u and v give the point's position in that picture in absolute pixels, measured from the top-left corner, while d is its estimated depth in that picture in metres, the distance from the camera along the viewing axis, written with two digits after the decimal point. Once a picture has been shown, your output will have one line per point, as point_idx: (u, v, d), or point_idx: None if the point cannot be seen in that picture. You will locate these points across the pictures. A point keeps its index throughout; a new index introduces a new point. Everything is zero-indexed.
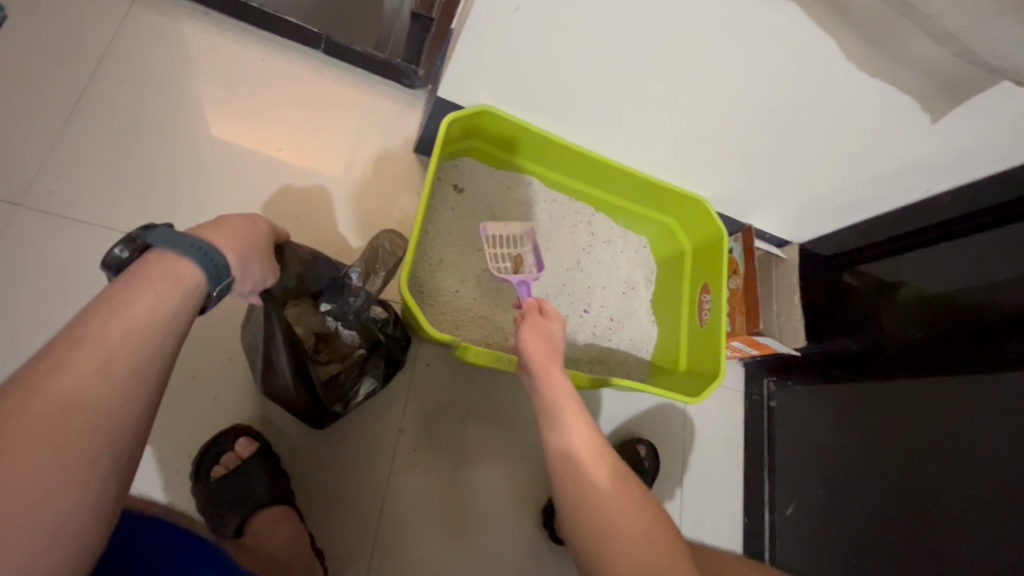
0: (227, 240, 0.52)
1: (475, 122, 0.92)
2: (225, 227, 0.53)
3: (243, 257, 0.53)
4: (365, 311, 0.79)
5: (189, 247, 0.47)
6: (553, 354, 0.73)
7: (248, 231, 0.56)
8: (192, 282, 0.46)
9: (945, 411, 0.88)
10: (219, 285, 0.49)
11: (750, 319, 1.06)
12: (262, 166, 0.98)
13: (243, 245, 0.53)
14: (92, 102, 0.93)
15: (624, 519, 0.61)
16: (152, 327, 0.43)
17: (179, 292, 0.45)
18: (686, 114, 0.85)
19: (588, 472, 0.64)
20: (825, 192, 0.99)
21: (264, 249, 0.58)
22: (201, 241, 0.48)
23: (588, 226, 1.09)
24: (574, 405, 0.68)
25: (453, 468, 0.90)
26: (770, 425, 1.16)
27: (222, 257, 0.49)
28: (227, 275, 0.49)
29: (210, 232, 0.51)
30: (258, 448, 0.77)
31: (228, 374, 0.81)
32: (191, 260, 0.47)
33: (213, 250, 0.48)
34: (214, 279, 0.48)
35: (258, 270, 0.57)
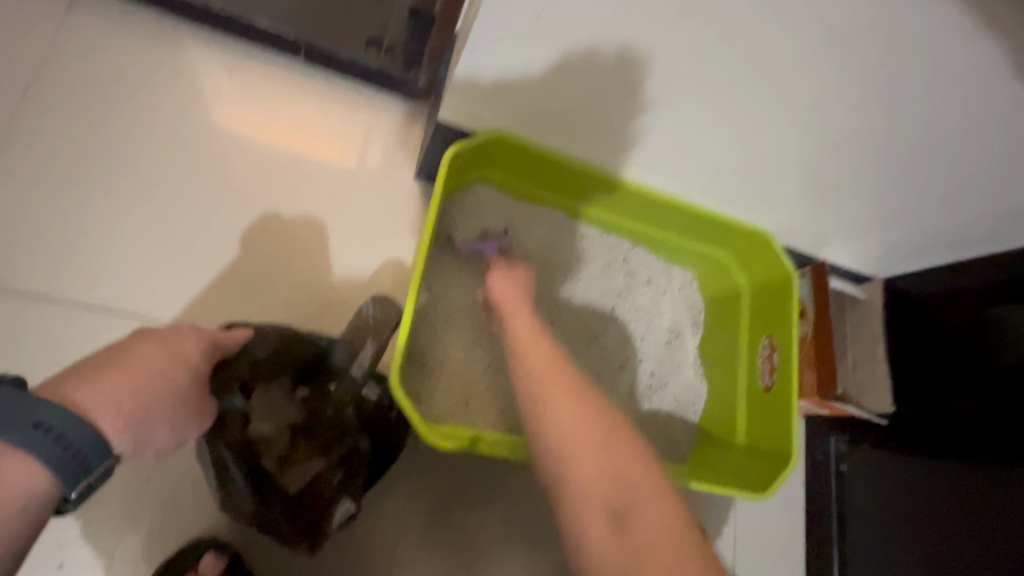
0: (111, 403, 0.39)
1: (486, 148, 0.74)
2: (121, 374, 0.41)
3: (140, 420, 0.41)
4: (349, 399, 0.64)
5: (36, 435, 0.35)
6: (523, 300, 0.69)
7: (160, 372, 0.43)
8: (30, 489, 0.35)
9: None
10: (79, 484, 0.37)
11: (827, 379, 0.87)
12: (232, 202, 0.82)
13: (140, 403, 0.41)
14: (33, 135, 0.79)
15: (577, 420, 0.50)
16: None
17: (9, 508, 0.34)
18: (759, 131, 0.66)
19: (549, 385, 0.53)
20: (926, 225, 0.79)
21: (187, 388, 0.46)
22: (55, 422, 0.35)
23: (624, 264, 0.90)
24: (534, 333, 0.62)
25: (461, 569, 0.75)
26: (839, 493, 0.95)
27: (87, 445, 0.36)
28: (95, 467, 0.37)
29: (88, 390, 0.39)
30: (226, 567, 0.64)
31: (187, 473, 0.67)
32: (30, 456, 0.35)
33: (74, 431, 0.36)
34: (74, 475, 0.36)
35: (170, 429, 0.44)
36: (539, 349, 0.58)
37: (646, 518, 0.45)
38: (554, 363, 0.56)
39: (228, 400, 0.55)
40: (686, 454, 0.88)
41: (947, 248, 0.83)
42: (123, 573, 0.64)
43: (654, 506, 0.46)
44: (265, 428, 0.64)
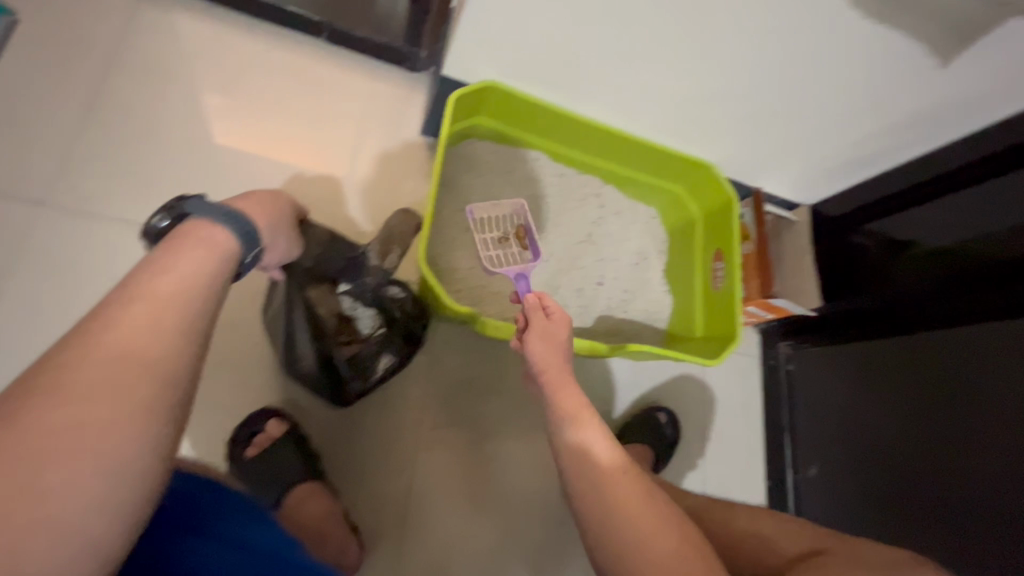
0: (256, 212, 0.52)
1: (479, 100, 0.93)
2: (253, 198, 0.54)
3: (272, 227, 0.53)
4: (382, 288, 0.82)
5: (221, 215, 0.47)
6: (563, 359, 0.69)
7: (276, 204, 0.56)
8: (227, 246, 0.47)
9: (965, 370, 0.89)
10: (252, 252, 0.49)
11: (765, 284, 1.06)
12: (274, 157, 1.00)
13: (272, 216, 0.54)
14: (107, 100, 0.95)
15: (658, 535, 0.55)
16: (193, 284, 0.43)
17: (218, 254, 0.46)
18: (690, 78, 0.85)
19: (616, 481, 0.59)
20: (833, 150, 0.98)
21: (290, 222, 0.59)
22: (233, 209, 0.48)
23: (597, 199, 1.09)
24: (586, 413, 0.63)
25: (478, 441, 0.92)
26: (788, 387, 1.16)
27: (253, 225, 0.49)
28: (257, 242, 0.50)
29: (237, 202, 0.52)
30: (289, 428, 0.79)
31: (254, 357, 0.83)
32: (225, 227, 0.47)
33: (247, 217, 0.49)
34: (248, 246, 0.49)
35: (284, 243, 0.57)
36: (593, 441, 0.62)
37: None
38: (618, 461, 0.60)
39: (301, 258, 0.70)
40: None
41: (850, 172, 1.03)
42: (207, 434, 0.79)
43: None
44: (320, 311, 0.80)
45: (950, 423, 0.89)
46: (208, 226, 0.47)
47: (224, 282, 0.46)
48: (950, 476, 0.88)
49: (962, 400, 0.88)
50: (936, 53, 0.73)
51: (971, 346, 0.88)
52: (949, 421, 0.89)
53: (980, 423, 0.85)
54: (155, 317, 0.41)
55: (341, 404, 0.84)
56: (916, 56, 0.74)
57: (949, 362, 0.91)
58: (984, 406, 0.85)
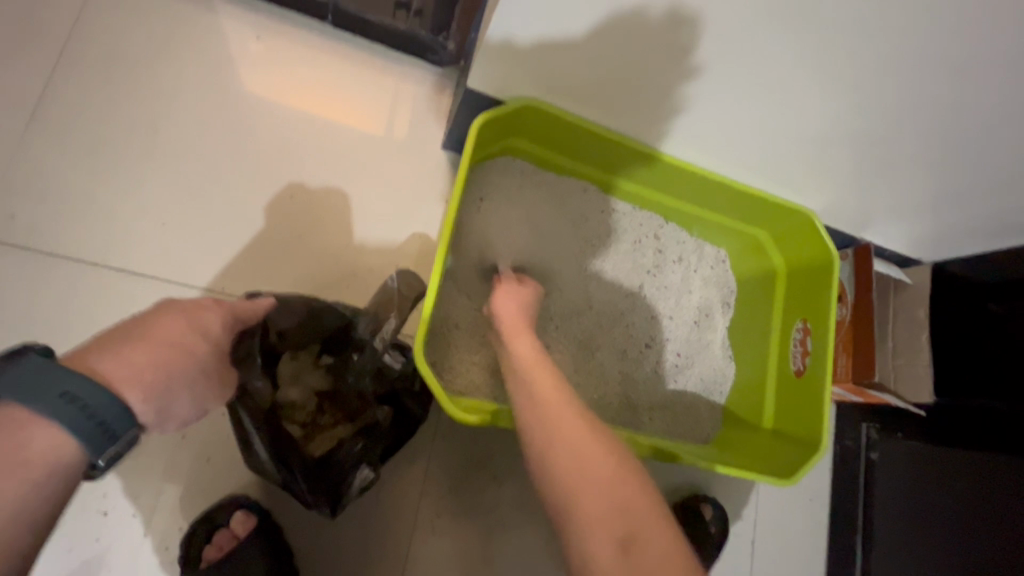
0: (135, 370, 0.36)
1: (516, 118, 0.73)
2: (138, 345, 0.37)
3: (165, 391, 0.37)
4: (367, 372, 0.64)
5: (56, 402, 0.32)
6: (525, 318, 0.68)
7: (181, 345, 0.40)
8: (52, 459, 0.32)
9: None
10: (107, 451, 0.34)
11: (862, 367, 0.83)
12: (260, 169, 0.83)
13: (166, 374, 0.38)
14: (64, 99, 0.79)
15: (569, 434, 0.49)
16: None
17: (26, 479, 0.31)
18: (807, 108, 0.61)
19: (553, 413, 0.51)
20: (983, 207, 0.73)
21: (212, 355, 0.42)
22: (78, 388, 0.32)
23: (654, 241, 0.87)
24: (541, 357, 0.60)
25: (483, 534, 0.77)
26: (865, 479, 0.93)
27: (110, 410, 0.33)
28: (117, 436, 0.34)
29: (108, 357, 0.35)
30: (255, 526, 0.66)
31: (219, 432, 0.69)
32: (55, 423, 0.32)
33: (101, 399, 0.33)
34: (99, 443, 0.33)
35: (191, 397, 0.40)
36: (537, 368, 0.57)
37: (646, 540, 0.43)
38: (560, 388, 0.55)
39: (250, 376, 0.52)
40: (709, 437, 0.87)
41: (995, 233, 0.78)
42: (156, 526, 0.65)
43: (656, 533, 0.43)
44: (295, 395, 0.65)
45: None
46: (24, 424, 0.31)
47: (32, 521, 0.31)
48: None
49: None
50: None
51: None
52: None
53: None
54: None
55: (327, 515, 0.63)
56: None
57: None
58: None
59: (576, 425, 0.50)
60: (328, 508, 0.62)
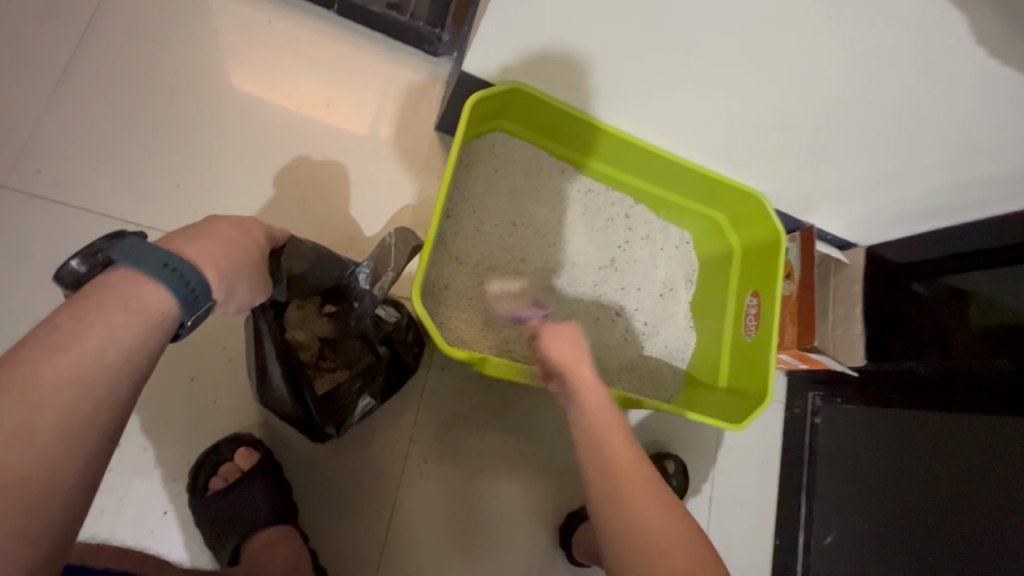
0: (209, 256, 0.41)
1: (505, 101, 0.82)
2: (207, 238, 0.43)
3: (230, 276, 0.43)
4: (367, 318, 0.71)
5: (158, 267, 0.37)
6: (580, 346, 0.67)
7: (238, 244, 0.45)
8: (163, 309, 0.37)
9: (1004, 464, 0.79)
10: (195, 313, 0.39)
11: (803, 333, 0.95)
12: (268, 141, 0.90)
13: (232, 262, 0.43)
14: (83, 68, 0.85)
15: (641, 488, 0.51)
16: (93, 372, 0.34)
17: (141, 324, 0.36)
18: (752, 100, 0.72)
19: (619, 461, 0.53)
20: (905, 195, 0.85)
21: (260, 262, 0.48)
22: (176, 259, 0.38)
23: (626, 220, 0.97)
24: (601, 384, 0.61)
25: (466, 480, 0.85)
26: (811, 442, 1.06)
27: (199, 279, 0.39)
28: (204, 298, 0.39)
29: (189, 244, 0.41)
30: (259, 460, 0.72)
31: (227, 376, 0.75)
32: (160, 284, 0.37)
33: (191, 269, 0.39)
34: (190, 304, 0.39)
35: (245, 292, 0.45)
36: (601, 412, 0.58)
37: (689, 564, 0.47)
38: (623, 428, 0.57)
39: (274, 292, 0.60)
40: (671, 397, 0.96)
41: (917, 220, 0.90)
42: (167, 458, 0.71)
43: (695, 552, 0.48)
44: (301, 337, 0.71)
45: (979, 507, 0.80)
46: (140, 282, 0.37)
47: (138, 363, 0.36)
48: (966, 548, 0.81)
49: (995, 492, 0.79)
50: None
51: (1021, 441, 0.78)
52: (983, 503, 0.80)
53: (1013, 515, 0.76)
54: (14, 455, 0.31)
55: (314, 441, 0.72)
56: None
57: (981, 445, 0.82)
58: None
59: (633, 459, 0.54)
60: (336, 430, 0.70)
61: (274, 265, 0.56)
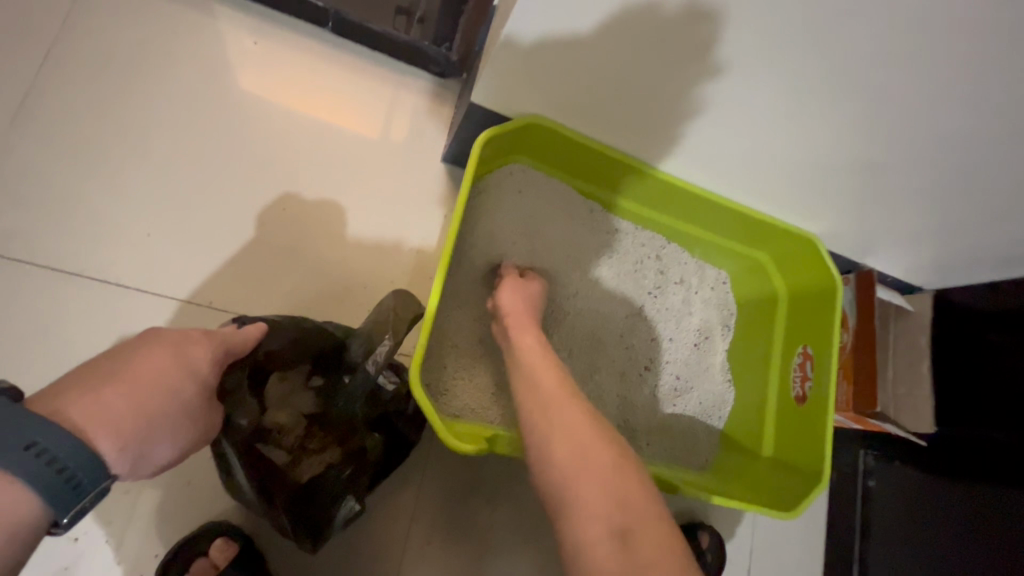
0: (109, 419, 0.34)
1: (521, 135, 0.71)
2: (112, 387, 0.35)
3: (140, 436, 0.36)
4: (358, 397, 0.61)
5: (18, 452, 0.30)
6: (530, 311, 0.71)
7: (161, 387, 0.38)
8: (21, 513, 0.31)
9: None
10: (75, 507, 0.32)
11: (864, 396, 0.82)
12: (254, 178, 0.80)
13: (141, 419, 0.36)
14: (49, 100, 0.76)
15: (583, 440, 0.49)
16: None
17: None
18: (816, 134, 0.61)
19: (553, 413, 0.53)
20: (991, 240, 0.72)
21: (195, 400, 0.40)
22: (49, 443, 0.31)
23: (656, 261, 0.86)
24: (543, 349, 0.63)
25: (474, 563, 0.75)
26: (862, 509, 0.93)
27: (82, 464, 0.32)
28: (84, 487, 0.32)
29: (82, 405, 0.34)
30: (236, 555, 0.63)
31: (201, 455, 0.65)
32: (21, 480, 0.30)
33: (72, 452, 0.32)
34: (67, 497, 0.32)
35: (168, 446, 0.38)
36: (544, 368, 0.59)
37: (647, 536, 0.43)
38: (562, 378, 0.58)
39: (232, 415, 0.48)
40: (707, 462, 0.85)
41: (999, 266, 0.78)
42: (133, 552, 0.62)
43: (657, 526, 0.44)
44: (283, 418, 0.60)
45: None
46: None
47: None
48: None
49: None
50: None
51: None
52: None
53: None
54: None
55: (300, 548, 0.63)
56: None
57: None
58: None
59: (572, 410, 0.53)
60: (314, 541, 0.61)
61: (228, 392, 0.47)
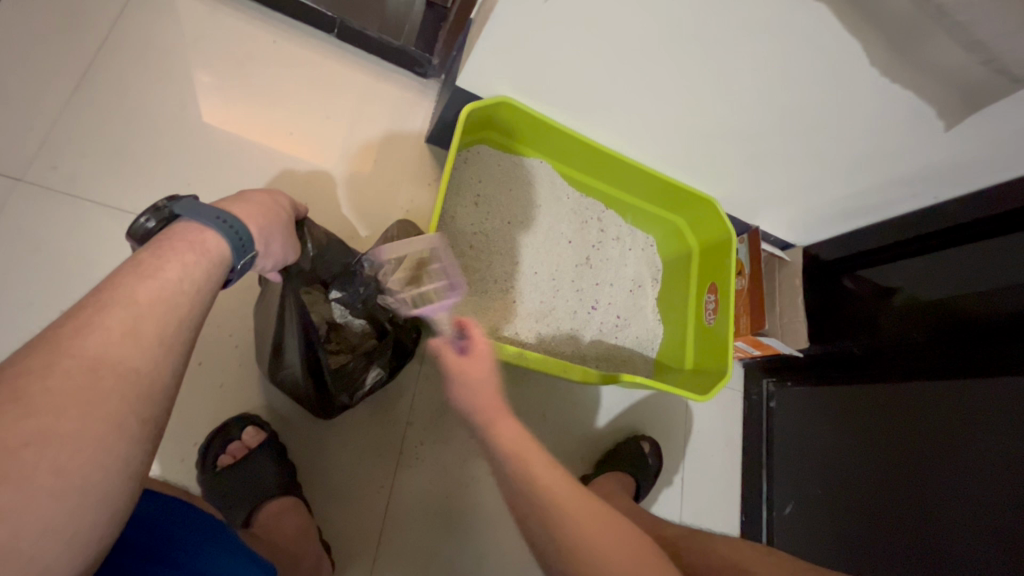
0: (251, 215, 0.53)
1: (492, 113, 0.92)
2: (249, 203, 0.55)
3: (269, 232, 0.55)
4: (373, 300, 0.76)
5: (213, 220, 0.49)
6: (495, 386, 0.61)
7: (273, 209, 0.57)
8: (218, 252, 0.48)
9: (930, 427, 0.90)
10: (243, 258, 0.51)
11: (755, 322, 1.08)
12: (271, 152, 0.98)
13: (267, 220, 0.55)
14: (98, 84, 0.92)
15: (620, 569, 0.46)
16: (182, 295, 0.44)
17: (206, 261, 0.47)
18: (702, 114, 0.86)
19: (574, 527, 0.48)
20: (834, 196, 1.00)
21: (286, 226, 0.60)
22: (226, 214, 0.50)
23: (598, 222, 1.09)
24: (525, 445, 0.55)
25: (461, 460, 0.90)
26: (769, 423, 1.17)
27: (245, 231, 0.50)
28: (250, 248, 0.51)
29: (231, 205, 0.53)
30: (266, 437, 0.76)
31: (237, 361, 0.80)
32: (215, 232, 0.48)
33: (239, 223, 0.50)
34: (241, 251, 0.50)
35: (280, 248, 0.58)
36: (546, 474, 0.52)
37: None
38: (565, 483, 0.52)
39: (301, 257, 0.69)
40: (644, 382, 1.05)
41: (846, 219, 1.05)
42: (178, 438, 0.76)
43: None
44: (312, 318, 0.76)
45: (913, 468, 0.91)
46: (201, 230, 0.48)
47: (209, 292, 0.47)
48: (908, 507, 0.90)
49: (924, 453, 0.90)
50: (942, 117, 0.75)
51: (944, 406, 0.89)
52: (919, 465, 0.90)
53: (943, 465, 0.87)
54: (122, 359, 0.39)
55: (322, 417, 0.81)
56: (922, 116, 0.76)
57: (908, 412, 0.94)
58: (950, 463, 0.86)
59: (598, 532, 0.48)
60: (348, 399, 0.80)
61: (301, 231, 0.69)
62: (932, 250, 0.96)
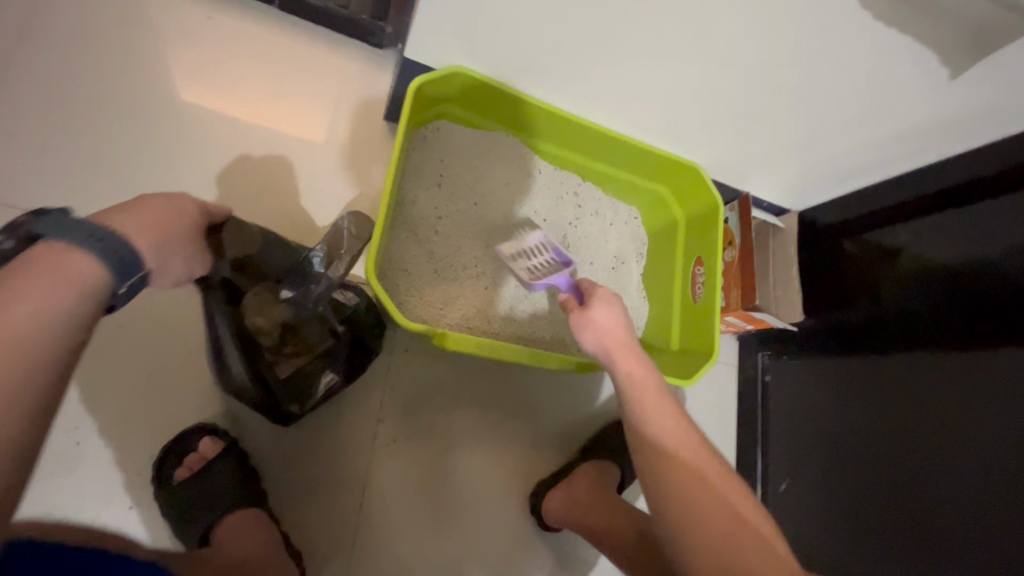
0: (139, 228, 0.47)
1: (447, 85, 0.85)
2: (135, 212, 0.49)
3: (162, 246, 0.49)
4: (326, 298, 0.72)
5: (84, 237, 0.43)
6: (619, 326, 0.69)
7: (169, 217, 0.51)
8: (91, 276, 0.42)
9: (936, 404, 0.84)
10: (128, 280, 0.45)
11: (747, 295, 1.01)
12: (216, 140, 0.91)
13: (159, 232, 0.49)
14: (23, 78, 0.86)
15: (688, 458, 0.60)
16: (39, 335, 0.39)
17: (73, 289, 0.41)
18: (679, 75, 0.77)
19: (653, 424, 0.62)
20: (830, 156, 0.92)
21: (190, 235, 0.54)
22: (101, 230, 0.43)
23: (575, 197, 1.02)
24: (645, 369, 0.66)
25: (437, 455, 0.87)
26: (764, 397, 1.12)
27: (128, 249, 0.45)
28: (135, 268, 0.45)
29: (116, 217, 0.47)
30: (224, 447, 0.73)
31: (190, 370, 0.77)
32: (89, 253, 0.42)
33: (118, 239, 0.44)
34: (123, 274, 0.45)
35: (181, 261, 0.52)
36: (644, 381, 0.65)
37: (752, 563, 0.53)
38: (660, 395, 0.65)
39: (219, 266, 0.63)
40: None
41: (843, 180, 0.97)
42: (134, 452, 0.74)
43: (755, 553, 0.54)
44: (262, 322, 0.71)
45: (918, 447, 0.86)
46: (67, 252, 0.42)
47: (80, 323, 0.41)
48: (911, 487, 0.86)
49: (930, 432, 0.85)
50: (946, 61, 0.67)
51: (953, 382, 0.83)
52: (925, 444, 0.85)
53: (951, 445, 0.82)
54: None
55: (280, 423, 0.77)
56: (923, 63, 0.68)
57: (911, 388, 0.88)
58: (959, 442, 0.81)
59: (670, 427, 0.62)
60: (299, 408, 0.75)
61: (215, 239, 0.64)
62: (942, 207, 0.86)
